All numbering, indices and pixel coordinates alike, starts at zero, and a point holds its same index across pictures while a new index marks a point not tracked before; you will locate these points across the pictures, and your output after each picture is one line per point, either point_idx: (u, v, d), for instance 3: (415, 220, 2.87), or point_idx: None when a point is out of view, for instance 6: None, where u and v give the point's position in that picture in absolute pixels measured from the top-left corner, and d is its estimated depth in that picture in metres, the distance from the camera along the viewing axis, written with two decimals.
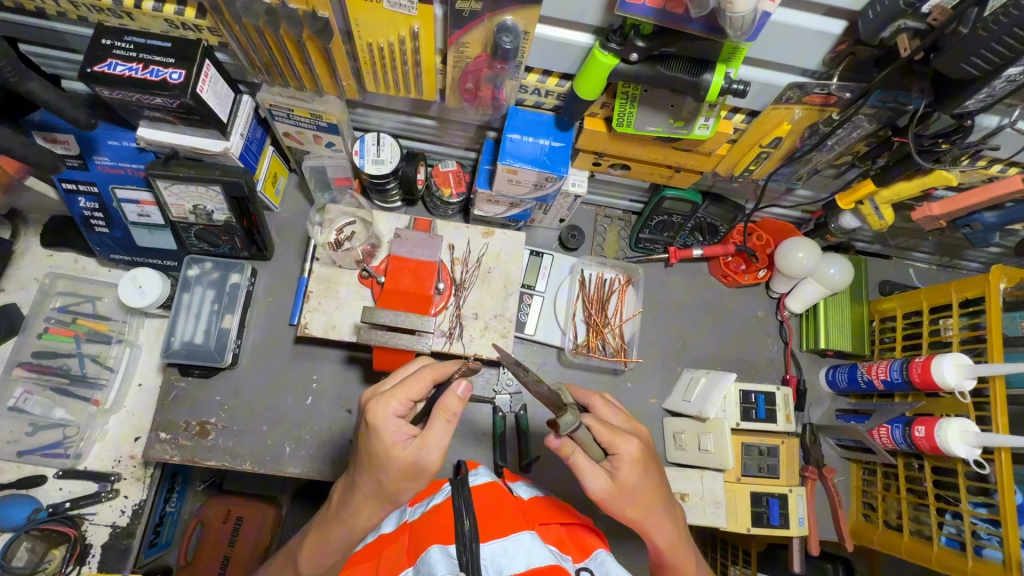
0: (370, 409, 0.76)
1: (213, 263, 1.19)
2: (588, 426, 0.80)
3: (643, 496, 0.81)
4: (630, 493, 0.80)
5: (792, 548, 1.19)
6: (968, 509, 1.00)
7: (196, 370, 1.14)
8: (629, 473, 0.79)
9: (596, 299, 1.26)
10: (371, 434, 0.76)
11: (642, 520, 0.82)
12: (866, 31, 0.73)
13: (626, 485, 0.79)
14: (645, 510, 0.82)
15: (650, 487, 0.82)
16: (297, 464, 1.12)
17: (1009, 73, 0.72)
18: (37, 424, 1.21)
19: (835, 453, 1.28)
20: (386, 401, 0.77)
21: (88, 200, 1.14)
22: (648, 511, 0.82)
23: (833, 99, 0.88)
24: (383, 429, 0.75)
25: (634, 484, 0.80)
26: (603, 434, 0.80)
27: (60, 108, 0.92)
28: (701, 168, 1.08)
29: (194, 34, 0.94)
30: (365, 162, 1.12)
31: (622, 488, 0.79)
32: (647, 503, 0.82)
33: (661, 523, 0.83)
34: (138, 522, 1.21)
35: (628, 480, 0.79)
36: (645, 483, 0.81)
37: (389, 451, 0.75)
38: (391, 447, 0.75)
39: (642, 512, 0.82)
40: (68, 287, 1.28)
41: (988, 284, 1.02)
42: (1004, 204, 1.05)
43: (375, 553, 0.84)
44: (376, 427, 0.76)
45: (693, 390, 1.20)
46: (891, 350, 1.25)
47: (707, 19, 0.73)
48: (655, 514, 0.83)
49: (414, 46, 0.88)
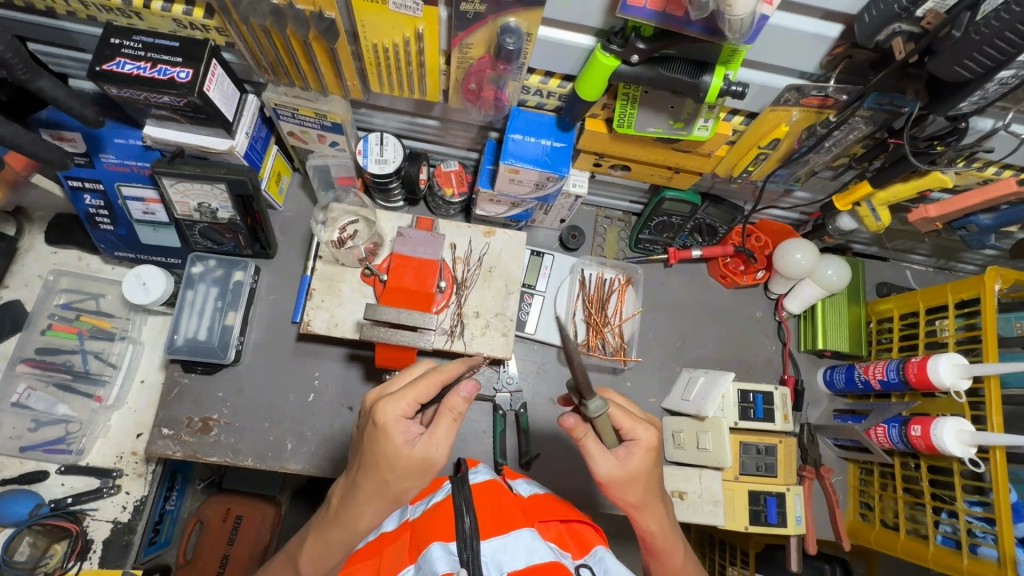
0: (378, 409, 0.75)
1: (217, 261, 1.20)
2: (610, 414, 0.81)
3: (648, 484, 0.83)
4: (638, 480, 0.81)
5: (789, 548, 1.20)
6: (963, 508, 1.01)
7: (198, 367, 1.15)
8: (641, 460, 0.81)
9: (596, 299, 1.27)
10: (379, 434, 0.75)
11: (642, 507, 0.83)
12: (863, 35, 0.75)
13: (636, 471, 0.81)
14: (647, 497, 0.83)
15: (655, 477, 0.84)
16: (298, 460, 1.12)
17: (1001, 77, 0.74)
18: (39, 420, 1.21)
19: (833, 453, 1.30)
20: (395, 402, 0.76)
21: (93, 197, 1.15)
22: (650, 499, 0.83)
23: (830, 101, 0.89)
24: (391, 430, 0.75)
25: (644, 470, 0.81)
26: (624, 419, 0.82)
27: (69, 106, 0.94)
28: (701, 169, 1.10)
29: (202, 34, 0.96)
30: (368, 161, 1.14)
31: (631, 475, 0.81)
32: (650, 491, 0.83)
33: (656, 512, 0.85)
34: (139, 518, 1.23)
35: (639, 467, 0.81)
36: (652, 473, 0.83)
37: (397, 450, 0.75)
38: (399, 446, 0.75)
39: (643, 499, 0.83)
40: (72, 285, 1.28)
41: (983, 285, 1.03)
42: (999, 207, 1.07)
43: (376, 551, 0.85)
44: (385, 428, 0.75)
45: (692, 390, 1.21)
46: (888, 351, 1.27)
47: (707, 22, 0.74)
48: (653, 503, 0.84)
49: (419, 47, 0.90)
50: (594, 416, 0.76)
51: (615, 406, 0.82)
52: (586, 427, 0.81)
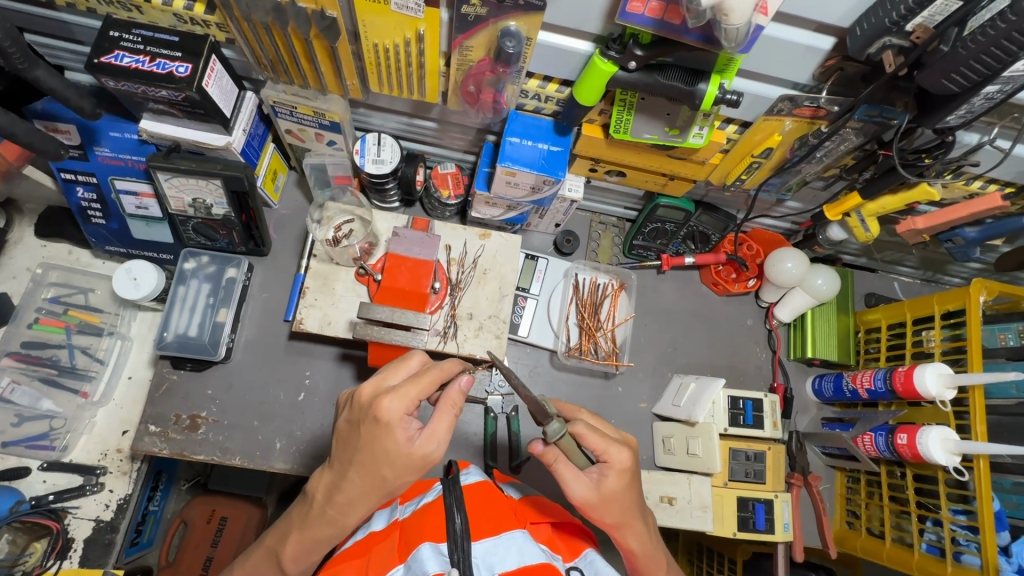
0: (380, 406, 0.73)
1: (210, 257, 1.20)
2: (576, 435, 0.82)
3: (625, 504, 0.82)
4: (613, 501, 0.81)
5: (777, 554, 1.21)
6: (948, 516, 1.02)
7: (188, 363, 1.14)
8: (614, 482, 0.80)
9: (589, 304, 1.29)
10: (381, 431, 0.73)
11: (620, 527, 0.83)
12: (854, 47, 0.76)
13: (610, 493, 0.80)
14: (626, 518, 0.82)
15: (632, 497, 0.83)
16: (286, 460, 1.11)
17: (987, 91, 0.76)
18: (23, 415, 1.19)
19: (820, 461, 1.30)
20: (398, 399, 0.74)
21: (86, 190, 1.14)
22: (628, 520, 0.83)
23: (822, 112, 0.90)
24: (394, 428, 0.73)
25: (620, 492, 0.81)
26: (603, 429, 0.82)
27: (66, 97, 0.92)
28: (694, 176, 1.13)
29: (202, 29, 0.96)
30: (365, 161, 1.14)
31: (607, 497, 0.80)
32: (627, 511, 0.82)
33: (637, 530, 0.84)
34: (122, 517, 1.22)
35: (613, 489, 0.80)
36: (628, 492, 0.82)
37: (399, 447, 0.74)
38: (401, 444, 0.74)
39: (622, 519, 0.82)
40: (61, 279, 1.26)
41: (969, 297, 1.05)
42: (984, 220, 1.10)
43: (364, 550, 0.82)
44: (388, 425, 0.73)
45: (682, 396, 1.22)
46: (875, 360, 1.28)
47: (704, 30, 0.76)
48: (633, 522, 0.84)
49: (419, 48, 0.90)
50: (554, 439, 0.80)
51: (584, 427, 0.82)
52: (557, 451, 0.81)
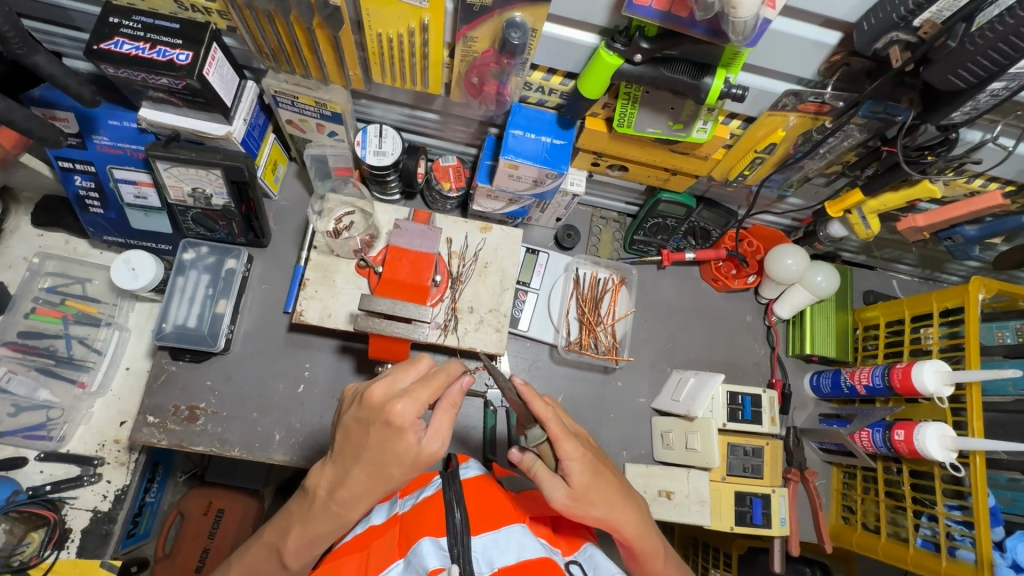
0: (394, 411, 0.73)
1: (209, 248, 1.19)
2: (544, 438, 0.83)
3: (603, 493, 0.81)
4: (589, 495, 0.79)
5: (773, 548, 1.22)
6: (943, 512, 1.03)
7: (187, 355, 1.13)
8: (580, 474, 0.79)
9: (589, 299, 1.28)
10: (392, 434, 0.73)
11: (609, 518, 0.81)
12: (861, 42, 0.76)
13: (581, 487, 0.79)
14: (609, 506, 0.81)
15: (606, 483, 0.81)
16: (285, 452, 1.11)
17: (993, 87, 0.76)
18: (19, 406, 1.18)
19: (817, 456, 1.31)
20: (411, 403, 0.74)
21: (84, 179, 1.13)
22: (613, 507, 0.82)
23: (827, 108, 0.90)
24: (406, 431, 0.73)
25: (590, 483, 0.79)
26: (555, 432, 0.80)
27: (66, 84, 0.92)
28: (697, 172, 1.12)
29: (203, 17, 0.95)
30: (367, 152, 1.14)
31: (580, 493, 0.79)
32: (609, 499, 0.81)
33: (628, 516, 0.83)
34: (120, 507, 1.22)
35: (582, 481, 0.79)
36: (598, 480, 0.81)
37: (408, 449, 0.74)
38: (412, 445, 0.73)
39: (607, 510, 0.81)
40: (58, 268, 1.25)
41: (968, 294, 1.05)
42: (984, 218, 1.10)
43: (364, 544, 0.82)
44: (400, 428, 0.73)
45: (682, 390, 1.22)
46: (874, 357, 1.29)
47: (711, 23, 0.75)
48: (618, 505, 0.82)
49: (424, 38, 0.90)
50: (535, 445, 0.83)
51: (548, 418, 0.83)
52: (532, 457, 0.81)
